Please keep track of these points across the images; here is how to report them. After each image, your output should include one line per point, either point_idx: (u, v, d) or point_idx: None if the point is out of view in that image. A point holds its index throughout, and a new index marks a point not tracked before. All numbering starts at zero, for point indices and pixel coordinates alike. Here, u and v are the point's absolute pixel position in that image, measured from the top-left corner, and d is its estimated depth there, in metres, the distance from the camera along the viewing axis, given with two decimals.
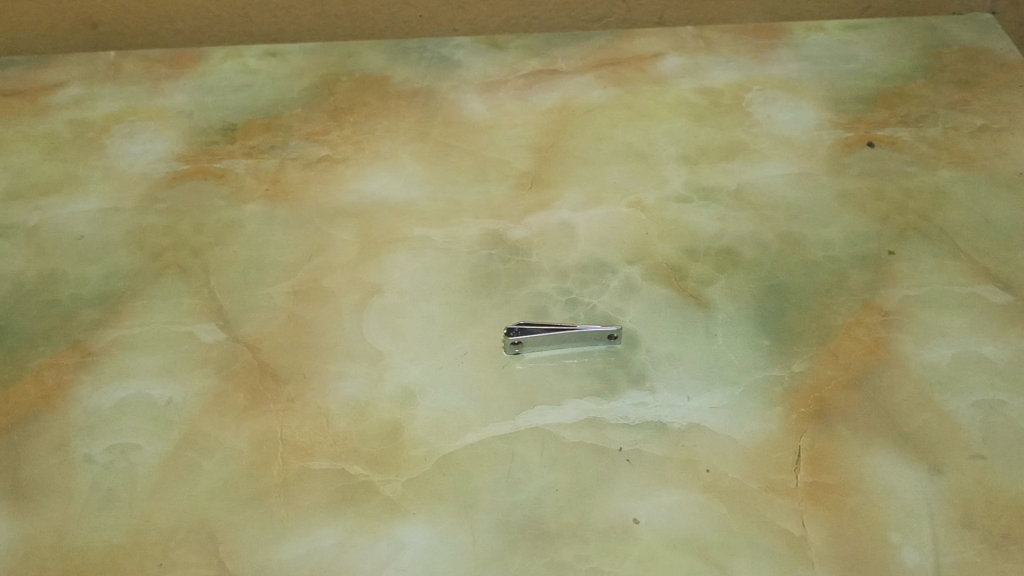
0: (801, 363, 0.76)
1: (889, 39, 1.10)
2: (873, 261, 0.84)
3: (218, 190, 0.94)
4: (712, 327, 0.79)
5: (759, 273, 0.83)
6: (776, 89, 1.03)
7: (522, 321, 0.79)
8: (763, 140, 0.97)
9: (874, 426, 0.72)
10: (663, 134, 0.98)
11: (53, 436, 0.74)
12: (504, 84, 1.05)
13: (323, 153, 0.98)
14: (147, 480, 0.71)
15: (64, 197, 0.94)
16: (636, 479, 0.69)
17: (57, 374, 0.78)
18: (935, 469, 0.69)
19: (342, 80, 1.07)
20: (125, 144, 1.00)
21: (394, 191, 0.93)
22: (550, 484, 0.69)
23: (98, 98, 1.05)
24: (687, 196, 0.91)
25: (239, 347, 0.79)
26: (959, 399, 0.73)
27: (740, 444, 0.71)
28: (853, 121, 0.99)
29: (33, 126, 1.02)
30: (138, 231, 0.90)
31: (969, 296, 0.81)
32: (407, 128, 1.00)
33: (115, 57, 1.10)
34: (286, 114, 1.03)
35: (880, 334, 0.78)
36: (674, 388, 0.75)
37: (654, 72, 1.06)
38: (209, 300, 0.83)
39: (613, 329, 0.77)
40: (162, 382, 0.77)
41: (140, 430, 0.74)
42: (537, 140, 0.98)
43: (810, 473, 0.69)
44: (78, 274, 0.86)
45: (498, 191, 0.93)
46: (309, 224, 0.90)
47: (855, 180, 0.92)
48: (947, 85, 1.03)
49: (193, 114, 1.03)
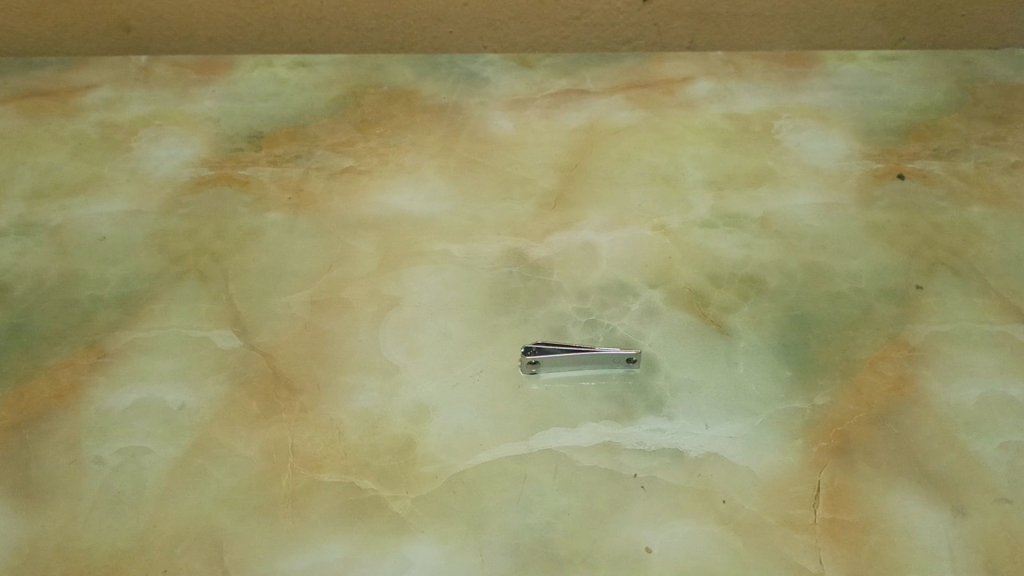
0: (823, 396, 0.74)
1: (922, 72, 1.08)
2: (900, 295, 0.83)
3: (242, 196, 0.94)
4: (733, 355, 0.78)
5: (783, 302, 0.82)
6: (805, 118, 1.02)
7: (540, 340, 0.79)
8: (791, 168, 0.96)
9: (896, 464, 0.70)
10: (689, 158, 0.97)
11: (64, 436, 0.73)
12: (531, 103, 1.05)
13: (347, 163, 0.98)
14: (156, 484, 0.70)
15: (88, 198, 0.94)
16: (650, 507, 0.68)
17: (72, 373, 0.78)
18: (958, 511, 0.67)
19: (371, 92, 1.07)
20: (152, 147, 1.00)
21: (417, 205, 0.93)
22: (562, 509, 0.68)
23: (128, 101, 1.06)
24: (712, 222, 0.90)
25: (254, 355, 0.79)
26: (985, 441, 0.72)
27: (758, 477, 0.69)
28: (883, 152, 0.98)
29: (62, 126, 1.03)
30: (160, 235, 0.90)
31: (997, 335, 0.79)
32: (433, 142, 1.00)
33: (147, 62, 1.11)
34: (313, 124, 1.03)
35: (905, 369, 0.76)
36: (692, 415, 0.74)
37: (683, 96, 1.05)
38: (227, 306, 0.83)
39: (632, 352, 0.76)
40: (176, 387, 0.77)
41: (151, 434, 0.73)
42: (563, 160, 0.97)
43: (829, 509, 0.67)
44: (98, 275, 0.86)
45: (521, 209, 0.92)
46: (330, 234, 0.90)
47: (883, 212, 0.91)
48: (980, 120, 1.02)
49: (220, 120, 1.03)
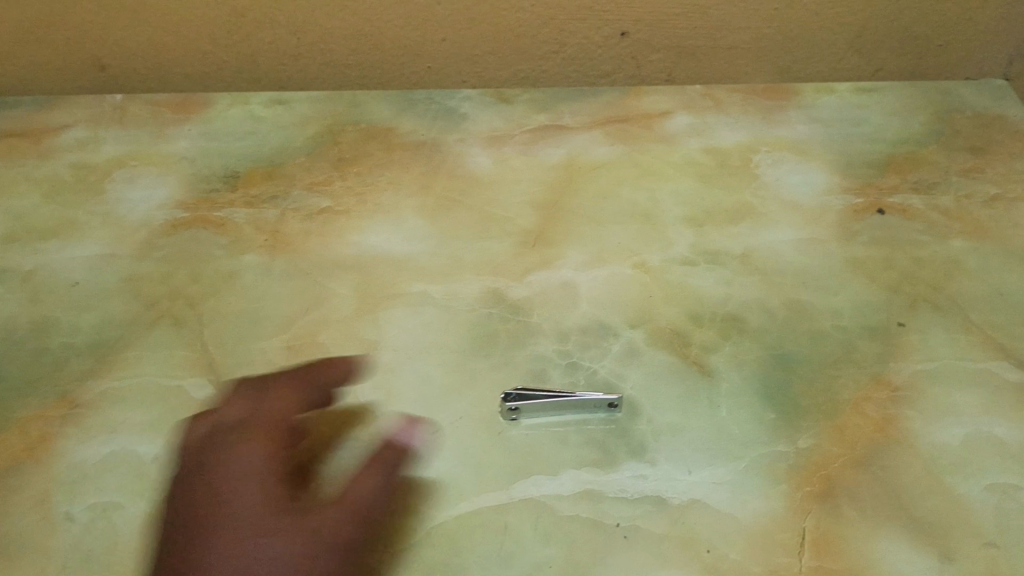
0: (807, 438, 0.74)
1: (900, 103, 1.09)
2: (883, 332, 0.82)
3: (217, 238, 0.93)
4: (715, 398, 0.77)
5: (765, 341, 0.81)
6: (784, 151, 1.02)
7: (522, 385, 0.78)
8: (771, 204, 0.96)
9: (882, 508, 0.69)
10: (669, 194, 0.97)
11: (34, 491, 0.72)
12: (510, 138, 1.05)
13: (324, 204, 0.97)
14: (129, 542, 0.68)
15: (62, 242, 0.93)
16: (634, 557, 0.67)
17: (42, 426, 0.76)
18: (945, 556, 0.66)
19: (348, 130, 1.06)
20: (127, 190, 0.99)
21: (394, 246, 0.92)
22: (543, 561, 0.66)
23: (103, 141, 1.05)
24: (692, 259, 0.89)
25: (229, 404, 0.77)
26: (970, 482, 0.71)
27: (743, 524, 0.68)
28: (862, 186, 0.97)
29: (36, 168, 1.02)
30: (134, 280, 0.89)
31: (980, 372, 0.79)
32: (411, 181, 1.00)
33: (121, 101, 1.10)
34: (290, 164, 1.02)
35: (889, 410, 0.76)
36: (675, 460, 0.73)
37: (662, 130, 1.05)
38: (201, 353, 0.82)
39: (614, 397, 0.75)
40: (150, 439, 0.75)
41: (124, 489, 0.72)
42: (542, 198, 0.97)
43: (815, 556, 0.66)
44: (70, 322, 0.85)
45: (500, 248, 0.91)
46: (307, 276, 0.89)
47: (864, 248, 0.90)
48: (960, 151, 1.02)
49: (195, 161, 1.02)
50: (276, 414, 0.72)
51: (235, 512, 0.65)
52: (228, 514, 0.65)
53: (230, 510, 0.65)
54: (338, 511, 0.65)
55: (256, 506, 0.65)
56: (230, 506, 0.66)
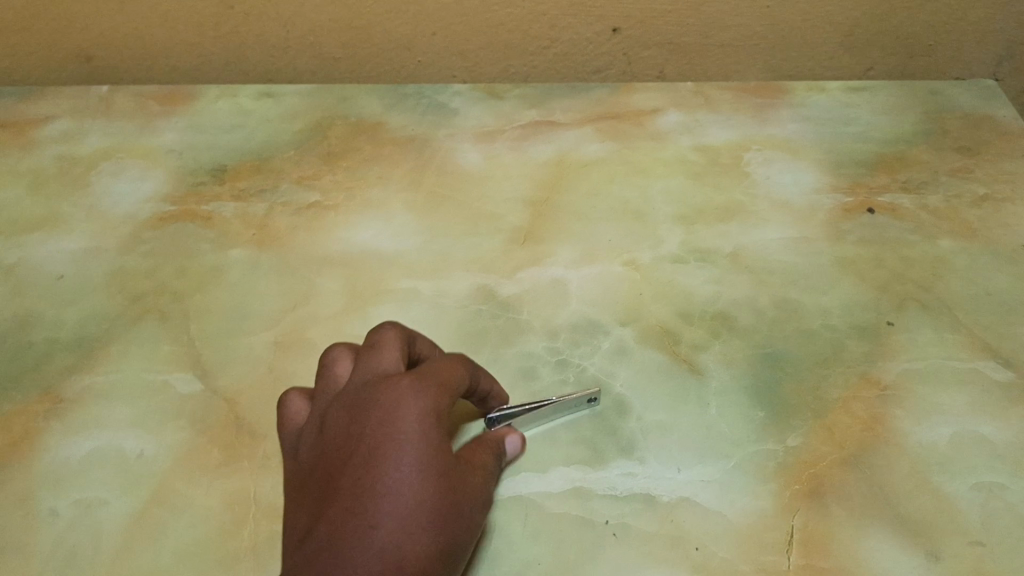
0: (796, 437, 0.74)
1: (890, 102, 1.09)
2: (871, 331, 0.82)
3: (204, 232, 0.92)
4: (705, 396, 0.77)
5: (754, 340, 0.81)
6: (774, 150, 1.02)
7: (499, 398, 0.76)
8: (761, 203, 0.96)
9: (870, 506, 0.69)
10: (659, 192, 0.97)
11: (18, 487, 0.71)
12: (500, 134, 1.04)
13: (313, 198, 0.96)
14: (113, 538, 0.68)
15: (46, 235, 0.92)
16: (622, 555, 0.66)
17: (26, 421, 0.75)
18: (932, 555, 0.66)
19: (338, 124, 1.06)
20: (113, 182, 0.98)
21: (384, 242, 0.91)
22: (532, 559, 0.66)
23: (89, 133, 1.04)
24: (682, 257, 0.89)
25: (216, 399, 0.77)
26: (958, 481, 0.71)
27: (732, 523, 0.68)
28: (852, 185, 0.98)
29: (20, 160, 1.01)
30: (120, 274, 0.88)
31: (968, 372, 0.79)
32: (401, 176, 0.99)
33: (108, 92, 1.09)
34: (278, 158, 1.01)
35: (877, 409, 0.76)
36: (664, 459, 0.72)
37: (652, 127, 1.05)
38: (188, 348, 0.81)
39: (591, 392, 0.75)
40: (135, 434, 0.74)
41: (109, 485, 0.71)
42: (532, 195, 0.97)
43: (803, 555, 0.66)
44: (54, 316, 0.84)
45: (490, 244, 0.91)
46: (295, 272, 0.88)
47: (854, 247, 0.90)
48: (949, 151, 1.02)
49: (182, 154, 1.02)
50: (449, 379, 0.67)
51: (422, 458, 0.59)
52: (425, 463, 0.59)
53: (422, 461, 0.59)
54: (472, 496, 0.62)
55: (446, 468, 0.60)
56: (426, 453, 0.60)
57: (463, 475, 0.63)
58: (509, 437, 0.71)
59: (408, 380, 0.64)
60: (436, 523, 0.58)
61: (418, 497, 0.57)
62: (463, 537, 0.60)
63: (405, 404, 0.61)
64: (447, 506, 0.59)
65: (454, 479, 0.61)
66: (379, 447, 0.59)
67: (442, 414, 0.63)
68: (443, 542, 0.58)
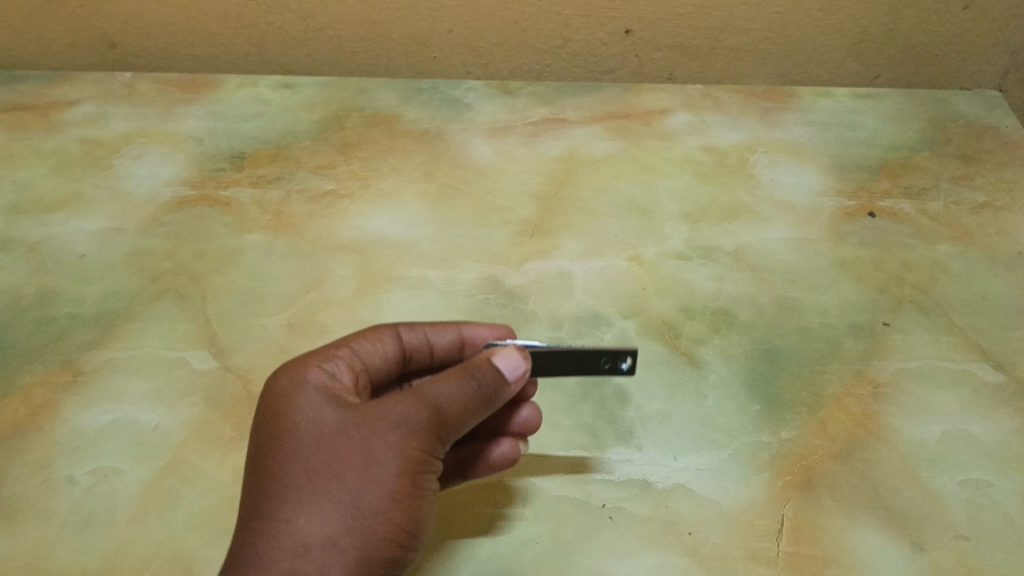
0: (790, 430, 0.76)
1: (895, 110, 1.11)
2: (868, 331, 0.84)
3: (222, 216, 0.95)
4: (702, 388, 0.79)
5: (753, 335, 0.84)
6: (780, 152, 1.04)
7: (503, 337, 0.71)
8: (765, 203, 0.98)
9: (860, 499, 0.71)
10: (666, 190, 0.99)
11: (37, 454, 0.73)
12: (512, 130, 1.07)
13: (328, 186, 0.99)
14: (128, 506, 0.70)
15: (69, 215, 0.95)
16: (618, 537, 0.69)
17: (46, 392, 0.78)
18: (918, 547, 0.68)
19: (354, 115, 1.08)
20: (134, 166, 1.01)
21: (396, 230, 0.94)
22: (530, 538, 0.68)
23: (112, 118, 1.07)
24: (686, 254, 0.92)
25: (229, 377, 0.79)
26: (946, 477, 0.73)
27: (725, 510, 0.70)
28: (855, 189, 1.00)
29: (45, 142, 1.04)
30: (139, 255, 0.91)
31: (960, 373, 0.81)
32: (414, 167, 1.02)
33: (131, 79, 1.12)
34: (295, 146, 1.04)
35: (870, 406, 0.78)
36: (661, 447, 0.75)
37: (661, 127, 1.07)
38: (203, 327, 0.84)
39: (622, 355, 0.65)
40: (151, 408, 0.77)
41: (125, 455, 0.74)
42: (541, 189, 0.99)
43: (792, 542, 0.68)
44: (75, 292, 0.87)
45: (499, 236, 0.93)
46: (309, 257, 0.91)
47: (854, 249, 0.93)
48: (951, 159, 1.04)
49: (202, 140, 1.04)
50: (362, 348, 0.64)
51: (315, 435, 0.55)
52: (306, 431, 0.55)
53: (305, 429, 0.55)
54: (397, 441, 0.54)
55: (338, 423, 0.55)
56: (312, 420, 0.56)
57: (379, 412, 0.55)
58: (500, 356, 0.58)
59: (308, 354, 0.61)
60: (319, 490, 0.53)
61: (295, 472, 0.54)
62: (385, 484, 0.53)
63: (291, 378, 0.59)
64: (337, 464, 0.53)
65: (356, 428, 0.55)
66: (267, 431, 0.57)
67: (346, 384, 0.60)
68: (340, 505, 0.52)
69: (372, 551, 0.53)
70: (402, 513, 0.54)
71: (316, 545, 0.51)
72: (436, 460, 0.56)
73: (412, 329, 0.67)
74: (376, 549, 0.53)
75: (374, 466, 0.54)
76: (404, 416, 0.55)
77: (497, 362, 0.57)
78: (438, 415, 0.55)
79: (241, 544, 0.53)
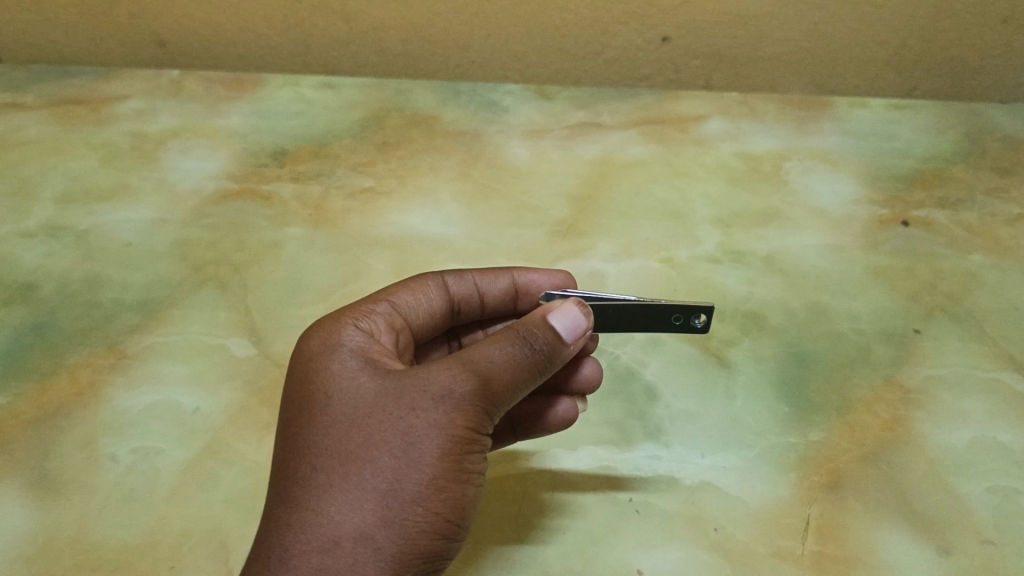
0: (818, 431, 0.76)
1: (931, 122, 1.12)
2: (899, 338, 0.85)
3: (263, 210, 0.97)
4: (731, 388, 0.80)
5: (783, 338, 0.84)
6: (814, 161, 1.05)
7: (560, 283, 0.75)
8: (798, 210, 0.99)
9: (887, 502, 0.72)
10: (699, 195, 1.00)
11: (83, 432, 0.76)
12: (548, 133, 1.09)
13: (366, 183, 1.01)
14: (168, 484, 0.72)
15: (116, 205, 0.98)
16: (643, 531, 0.70)
17: (92, 372, 0.80)
18: (943, 550, 0.68)
19: (394, 116, 1.11)
20: (180, 159, 1.04)
21: (433, 227, 0.96)
22: (558, 528, 0.70)
23: (159, 113, 1.11)
24: (718, 257, 0.93)
25: (268, 364, 0.81)
26: (973, 484, 0.73)
27: (751, 508, 0.71)
28: (889, 198, 1.00)
29: (95, 135, 1.07)
30: (183, 244, 0.93)
31: (991, 381, 0.81)
32: (452, 167, 1.04)
33: (178, 77, 1.16)
34: (336, 144, 1.07)
35: (899, 411, 0.78)
36: (689, 444, 0.76)
37: (696, 133, 1.09)
38: (244, 315, 0.86)
39: (695, 310, 0.66)
40: (192, 391, 0.79)
41: (166, 436, 0.76)
42: (575, 191, 1.00)
43: (818, 541, 0.69)
44: (121, 279, 0.90)
45: (532, 235, 0.95)
46: (347, 251, 0.93)
47: (887, 257, 0.93)
48: (986, 171, 1.04)
49: (246, 136, 1.07)
50: (404, 301, 0.67)
51: (353, 412, 0.55)
52: (344, 410, 0.56)
53: (346, 404, 0.56)
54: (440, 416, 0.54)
55: (377, 399, 0.56)
56: (352, 394, 0.56)
57: (420, 387, 0.55)
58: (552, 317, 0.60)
59: (350, 309, 0.64)
60: (354, 477, 0.53)
61: (330, 456, 0.54)
62: (424, 470, 0.53)
63: (333, 341, 0.60)
64: (375, 447, 0.54)
65: (399, 403, 0.55)
66: (304, 407, 0.57)
67: (388, 345, 0.63)
68: (377, 486, 0.53)
69: (409, 540, 0.53)
70: (442, 500, 0.54)
71: (349, 538, 0.51)
72: (482, 436, 0.57)
73: (460, 278, 0.72)
74: (414, 538, 0.53)
75: (415, 444, 0.54)
76: (450, 389, 0.55)
77: (551, 321, 0.59)
78: (484, 388, 0.56)
79: (276, 524, 0.53)
